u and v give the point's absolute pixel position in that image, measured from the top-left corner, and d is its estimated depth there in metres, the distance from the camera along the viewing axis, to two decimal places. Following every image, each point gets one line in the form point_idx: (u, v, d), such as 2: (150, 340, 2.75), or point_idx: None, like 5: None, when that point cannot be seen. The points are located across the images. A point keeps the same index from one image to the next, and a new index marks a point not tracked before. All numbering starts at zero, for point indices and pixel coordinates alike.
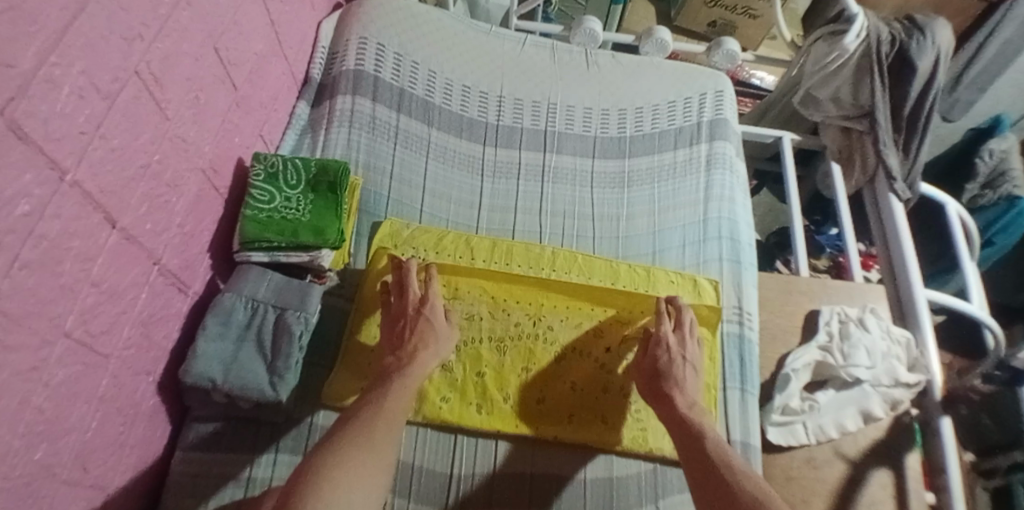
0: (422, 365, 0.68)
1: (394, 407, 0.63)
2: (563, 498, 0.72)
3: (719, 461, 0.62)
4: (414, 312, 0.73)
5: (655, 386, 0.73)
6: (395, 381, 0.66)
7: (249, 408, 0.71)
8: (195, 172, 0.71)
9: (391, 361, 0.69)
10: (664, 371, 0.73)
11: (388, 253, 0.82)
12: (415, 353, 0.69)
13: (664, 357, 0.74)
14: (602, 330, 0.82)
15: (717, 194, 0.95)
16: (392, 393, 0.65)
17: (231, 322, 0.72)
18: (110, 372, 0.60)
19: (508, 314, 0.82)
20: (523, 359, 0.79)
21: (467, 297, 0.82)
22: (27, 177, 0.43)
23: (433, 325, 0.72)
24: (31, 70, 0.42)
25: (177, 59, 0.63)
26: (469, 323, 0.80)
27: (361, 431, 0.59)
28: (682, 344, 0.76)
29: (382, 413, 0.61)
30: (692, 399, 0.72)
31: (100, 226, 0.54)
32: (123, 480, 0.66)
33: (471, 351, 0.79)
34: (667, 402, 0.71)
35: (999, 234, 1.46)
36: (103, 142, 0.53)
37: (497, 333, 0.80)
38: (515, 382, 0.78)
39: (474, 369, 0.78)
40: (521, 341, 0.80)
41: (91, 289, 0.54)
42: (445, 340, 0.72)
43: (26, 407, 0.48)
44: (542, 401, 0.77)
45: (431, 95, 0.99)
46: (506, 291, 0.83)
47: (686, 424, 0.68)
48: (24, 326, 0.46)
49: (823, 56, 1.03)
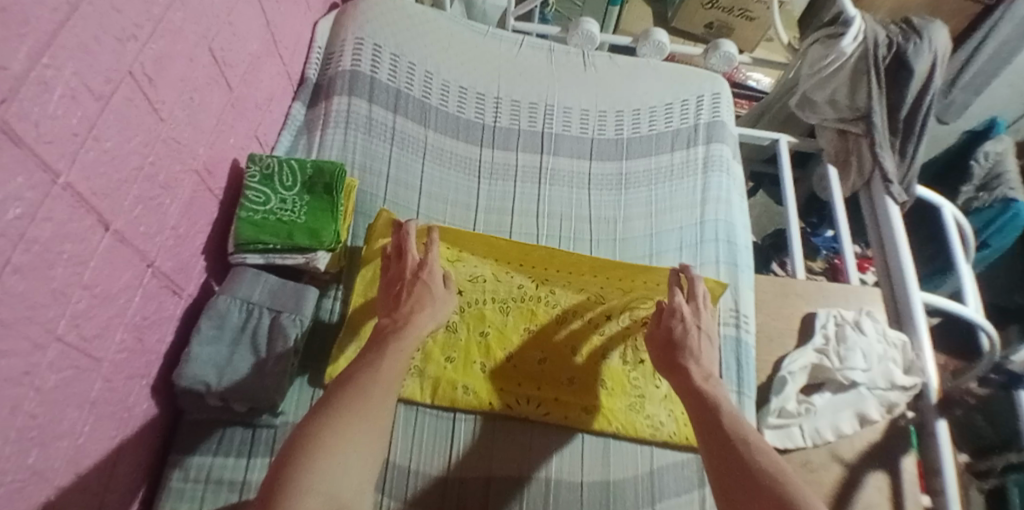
0: (418, 325, 0.66)
1: (393, 368, 0.61)
2: (563, 483, 0.73)
3: (733, 432, 0.60)
4: (412, 276, 0.71)
5: (670, 357, 0.73)
6: (391, 345, 0.63)
7: (242, 412, 0.70)
8: (189, 174, 0.71)
9: (386, 322, 0.67)
10: (679, 341, 0.73)
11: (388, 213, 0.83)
12: (411, 314, 0.67)
13: (678, 326, 0.74)
14: (604, 296, 0.85)
15: (715, 195, 0.95)
16: (393, 350, 0.62)
17: (225, 325, 0.71)
18: (102, 376, 0.59)
19: (511, 277, 0.84)
20: (525, 319, 0.82)
21: (468, 260, 0.84)
22: (19, 180, 0.43)
23: (431, 290, 0.70)
24: (24, 72, 0.42)
25: (171, 60, 0.63)
26: (473, 284, 0.83)
27: (360, 391, 0.57)
28: (696, 316, 0.75)
29: (379, 378, 0.59)
30: (709, 372, 0.70)
31: (93, 229, 0.54)
32: (117, 485, 0.65)
33: (475, 310, 0.82)
34: (682, 372, 0.70)
35: (994, 236, 1.45)
36: (96, 144, 0.52)
37: (500, 293, 0.84)
38: (517, 340, 0.81)
39: (478, 328, 0.81)
40: (524, 303, 0.84)
41: (84, 293, 0.54)
42: (444, 303, 0.70)
43: (17, 412, 0.47)
44: (543, 362, 0.80)
45: (428, 96, 0.99)
46: (507, 257, 0.85)
47: (700, 394, 0.67)
48: (16, 330, 0.46)
49: (820, 60, 1.03)
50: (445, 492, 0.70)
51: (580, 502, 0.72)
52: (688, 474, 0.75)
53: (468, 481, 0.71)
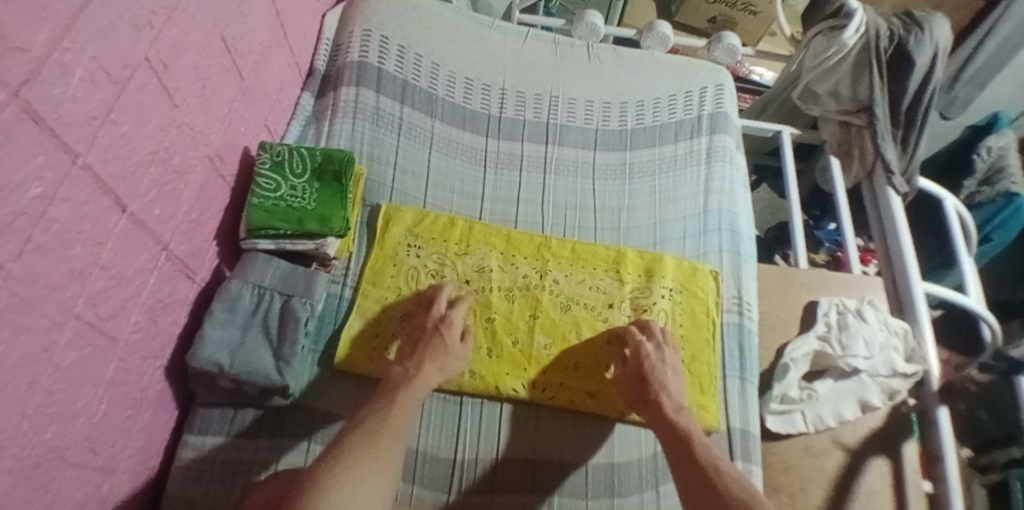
0: (427, 379, 0.70)
1: (403, 417, 0.65)
2: (571, 464, 0.74)
3: (705, 462, 0.64)
4: (432, 326, 0.74)
5: (641, 392, 0.73)
6: (400, 391, 0.67)
7: (254, 394, 0.72)
8: (201, 160, 0.72)
9: (397, 370, 0.70)
10: (649, 376, 0.73)
11: (388, 234, 0.86)
12: (422, 364, 0.71)
13: (645, 365, 0.74)
14: (605, 287, 0.85)
15: (717, 186, 0.96)
16: (398, 400, 0.66)
17: (237, 308, 0.72)
18: (118, 356, 0.60)
19: (517, 268, 0.86)
20: (530, 306, 0.83)
21: (477, 252, 0.86)
22: (39, 160, 0.44)
23: (446, 344, 0.73)
24: (44, 55, 0.43)
25: (184, 48, 0.64)
26: (481, 275, 0.85)
27: (370, 439, 0.60)
28: (660, 351, 0.76)
29: (388, 422, 0.63)
30: (679, 403, 0.73)
31: (110, 211, 0.55)
32: (130, 464, 0.66)
33: (481, 298, 0.83)
34: (654, 406, 0.71)
35: (997, 230, 1.47)
36: (113, 128, 0.54)
37: (506, 282, 0.85)
38: (524, 327, 0.81)
39: (484, 315, 0.82)
40: (529, 291, 0.84)
41: (100, 273, 0.55)
42: (455, 359, 0.74)
43: (35, 388, 0.48)
44: (548, 348, 0.80)
45: (435, 87, 1.00)
46: (514, 247, 0.88)
47: (672, 428, 0.69)
48: (35, 307, 0.47)
49: (822, 51, 1.04)
50: (451, 480, 0.72)
51: (586, 487, 0.73)
52: None
53: (478, 465, 0.73)
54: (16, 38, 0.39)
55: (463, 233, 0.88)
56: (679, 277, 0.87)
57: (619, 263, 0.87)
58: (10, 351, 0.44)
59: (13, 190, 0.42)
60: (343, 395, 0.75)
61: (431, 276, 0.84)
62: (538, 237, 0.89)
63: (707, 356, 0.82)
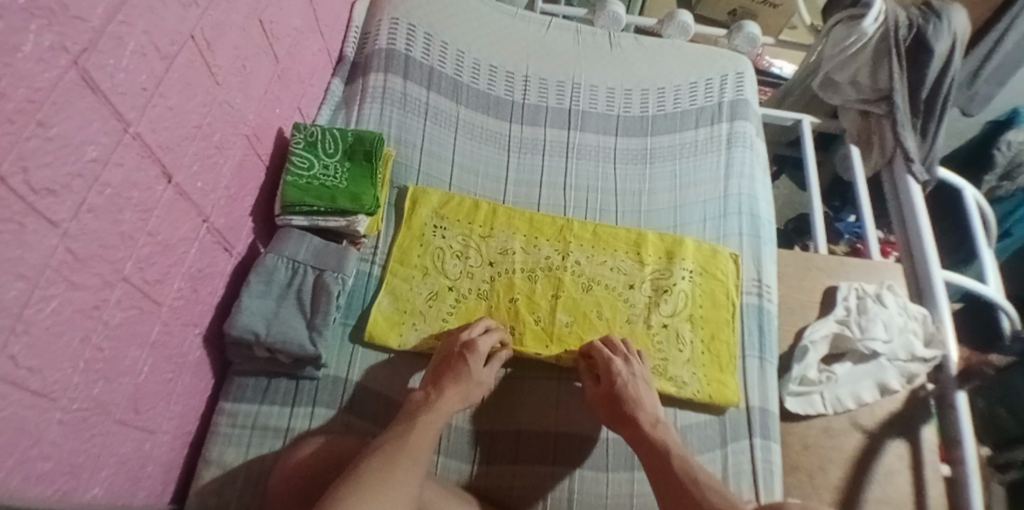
0: (447, 403, 0.67)
1: (425, 435, 0.62)
2: (589, 438, 0.76)
3: (685, 478, 0.63)
4: (458, 352, 0.72)
5: (618, 410, 0.71)
6: (420, 416, 0.64)
7: (287, 363, 0.75)
8: (240, 138, 0.75)
9: (418, 396, 0.68)
10: (622, 394, 0.71)
11: (416, 216, 0.88)
12: (444, 388, 0.69)
13: (617, 382, 0.71)
14: (624, 269, 0.87)
15: (737, 171, 0.97)
16: (419, 425, 0.63)
17: (272, 280, 0.76)
18: (161, 320, 0.63)
19: (539, 249, 0.88)
20: (552, 286, 0.85)
21: (500, 235, 0.89)
22: (95, 126, 0.47)
23: (471, 370, 0.71)
24: (100, 26, 0.46)
25: (225, 29, 0.66)
26: (504, 256, 0.87)
27: (389, 459, 0.57)
28: (629, 364, 0.74)
29: (408, 444, 0.59)
30: (656, 415, 0.71)
31: (157, 180, 0.58)
32: (170, 426, 0.69)
33: (504, 279, 0.85)
34: (632, 424, 0.70)
35: (1017, 224, 1.49)
36: (161, 101, 0.56)
37: (528, 263, 0.87)
38: (546, 306, 0.83)
39: (507, 295, 0.84)
40: (551, 272, 0.86)
41: (147, 239, 0.58)
42: (479, 386, 0.71)
43: (87, 343, 0.51)
44: (569, 325, 0.82)
45: (459, 74, 1.02)
46: (537, 229, 0.90)
47: (652, 444, 0.68)
48: (89, 266, 0.49)
49: (841, 41, 1.06)
50: (475, 451, 0.74)
51: (607, 463, 0.75)
52: (711, 434, 0.77)
53: (499, 437, 0.75)
54: (74, 8, 0.42)
55: (488, 216, 0.90)
56: (699, 257, 0.88)
57: (639, 246, 0.89)
58: (64, 305, 0.46)
59: (69, 151, 0.44)
60: (372, 367, 0.78)
61: (456, 256, 0.86)
62: (560, 220, 0.91)
63: (727, 335, 0.84)
